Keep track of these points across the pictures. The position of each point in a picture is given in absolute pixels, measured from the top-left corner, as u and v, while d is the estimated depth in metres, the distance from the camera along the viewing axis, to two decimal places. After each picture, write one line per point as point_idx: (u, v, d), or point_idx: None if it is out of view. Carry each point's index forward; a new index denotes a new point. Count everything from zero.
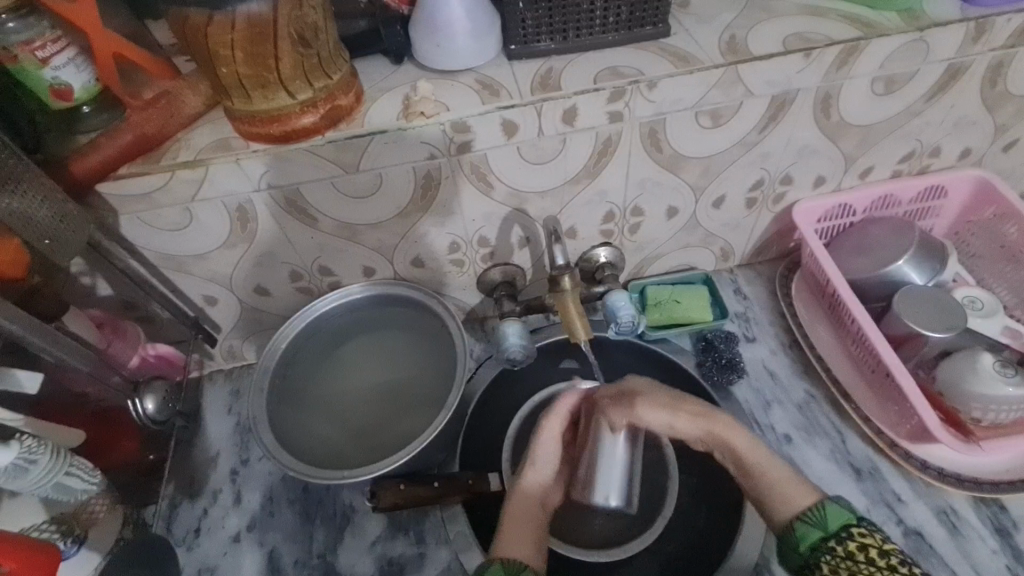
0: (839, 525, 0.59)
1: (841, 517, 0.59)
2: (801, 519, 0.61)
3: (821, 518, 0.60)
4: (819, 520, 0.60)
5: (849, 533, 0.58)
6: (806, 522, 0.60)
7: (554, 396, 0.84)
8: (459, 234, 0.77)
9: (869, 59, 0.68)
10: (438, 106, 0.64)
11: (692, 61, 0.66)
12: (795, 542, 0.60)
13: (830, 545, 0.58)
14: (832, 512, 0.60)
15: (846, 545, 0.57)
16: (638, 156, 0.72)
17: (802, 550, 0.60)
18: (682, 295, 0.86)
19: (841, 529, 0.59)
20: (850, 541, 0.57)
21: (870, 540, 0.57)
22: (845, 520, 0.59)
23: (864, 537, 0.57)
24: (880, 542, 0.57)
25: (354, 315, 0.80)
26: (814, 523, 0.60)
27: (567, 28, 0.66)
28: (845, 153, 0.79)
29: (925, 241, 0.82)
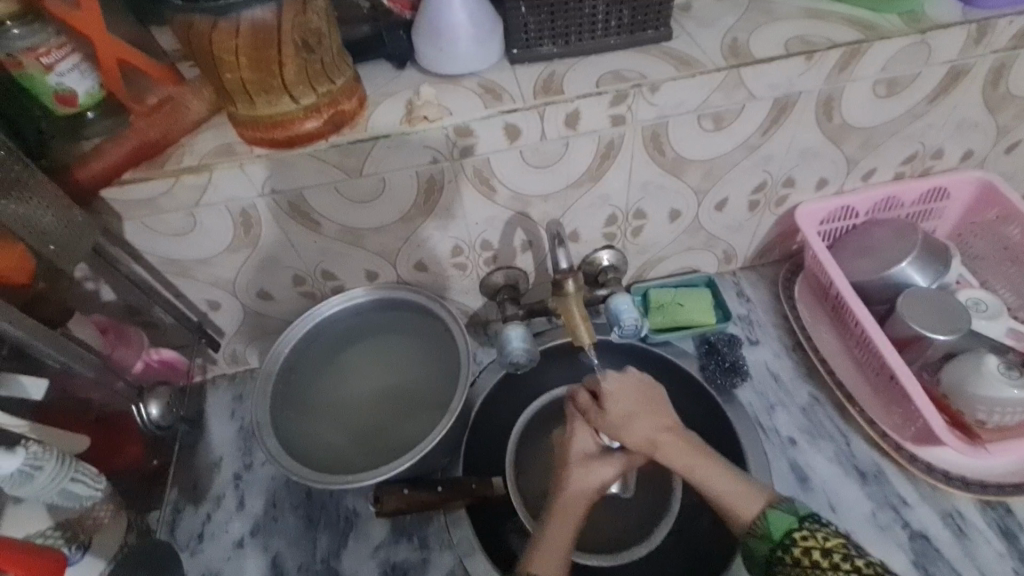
0: (782, 533, 0.57)
1: (784, 524, 0.58)
2: (750, 533, 0.59)
3: (765, 528, 0.59)
4: (765, 531, 0.58)
5: (792, 539, 0.57)
6: (754, 534, 0.59)
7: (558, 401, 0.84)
8: (461, 237, 0.77)
9: (870, 62, 0.68)
10: (441, 110, 0.64)
11: (694, 64, 0.66)
12: (751, 556, 0.60)
13: (779, 555, 0.57)
14: (775, 519, 0.58)
15: (792, 552, 0.56)
16: (641, 160, 0.72)
17: (761, 561, 0.59)
18: (685, 297, 0.86)
19: (784, 536, 0.57)
20: (795, 546, 0.56)
21: (812, 542, 0.55)
22: (787, 525, 0.58)
23: (806, 540, 0.56)
24: (823, 542, 0.55)
25: (358, 319, 0.80)
26: (761, 534, 0.59)
27: (569, 32, 0.67)
28: (847, 156, 0.79)
29: (927, 243, 0.81)
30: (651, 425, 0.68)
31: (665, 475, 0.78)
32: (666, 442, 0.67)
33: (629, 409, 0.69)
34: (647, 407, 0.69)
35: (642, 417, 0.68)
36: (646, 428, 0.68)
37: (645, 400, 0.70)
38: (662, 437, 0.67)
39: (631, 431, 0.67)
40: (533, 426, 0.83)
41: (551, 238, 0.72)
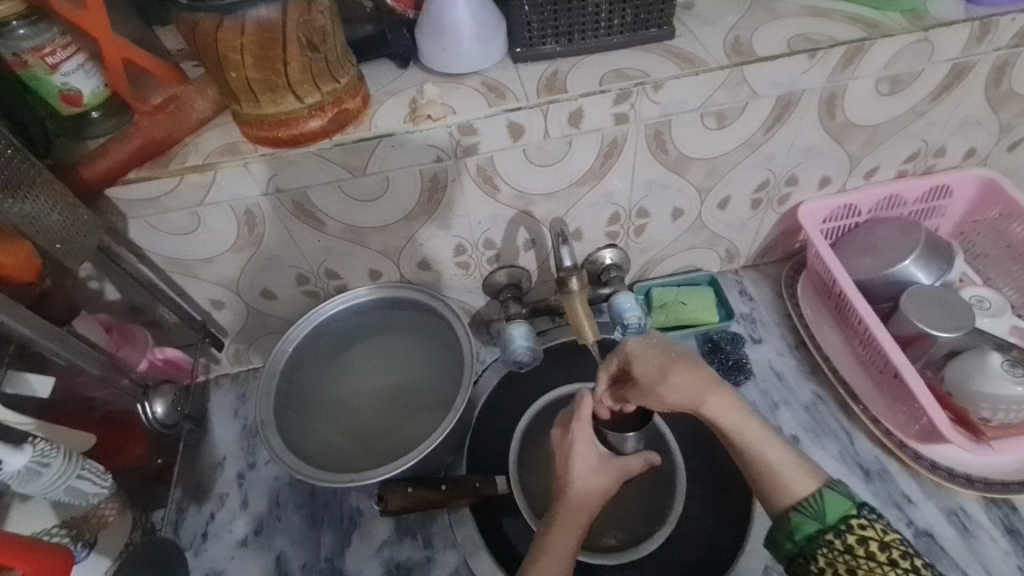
0: (838, 517, 0.57)
1: (842, 508, 0.57)
2: (797, 509, 0.58)
3: (819, 509, 0.57)
4: (818, 512, 0.57)
5: (848, 525, 0.56)
6: (803, 513, 0.58)
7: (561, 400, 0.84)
8: (464, 236, 0.77)
9: (874, 59, 0.68)
10: (444, 109, 0.64)
11: (697, 63, 0.66)
12: (790, 531, 0.59)
13: (826, 537, 0.56)
14: (830, 502, 0.57)
15: (844, 538, 0.56)
16: (644, 159, 0.73)
17: (798, 539, 0.58)
18: (687, 297, 0.86)
19: (839, 521, 0.56)
20: (849, 533, 0.56)
21: (870, 533, 0.55)
22: (845, 511, 0.57)
23: (863, 530, 0.56)
24: (881, 535, 0.55)
25: (361, 319, 0.80)
26: (812, 515, 0.57)
27: (572, 31, 0.67)
28: (850, 154, 0.79)
29: (931, 241, 0.81)
30: (692, 380, 0.62)
31: (667, 473, 0.78)
32: (710, 399, 0.62)
33: (663, 365, 0.63)
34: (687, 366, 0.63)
35: (678, 371, 0.62)
36: (689, 382, 0.62)
37: (677, 355, 0.64)
38: (706, 393, 0.62)
39: (671, 387, 0.62)
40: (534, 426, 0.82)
41: (556, 237, 0.72)
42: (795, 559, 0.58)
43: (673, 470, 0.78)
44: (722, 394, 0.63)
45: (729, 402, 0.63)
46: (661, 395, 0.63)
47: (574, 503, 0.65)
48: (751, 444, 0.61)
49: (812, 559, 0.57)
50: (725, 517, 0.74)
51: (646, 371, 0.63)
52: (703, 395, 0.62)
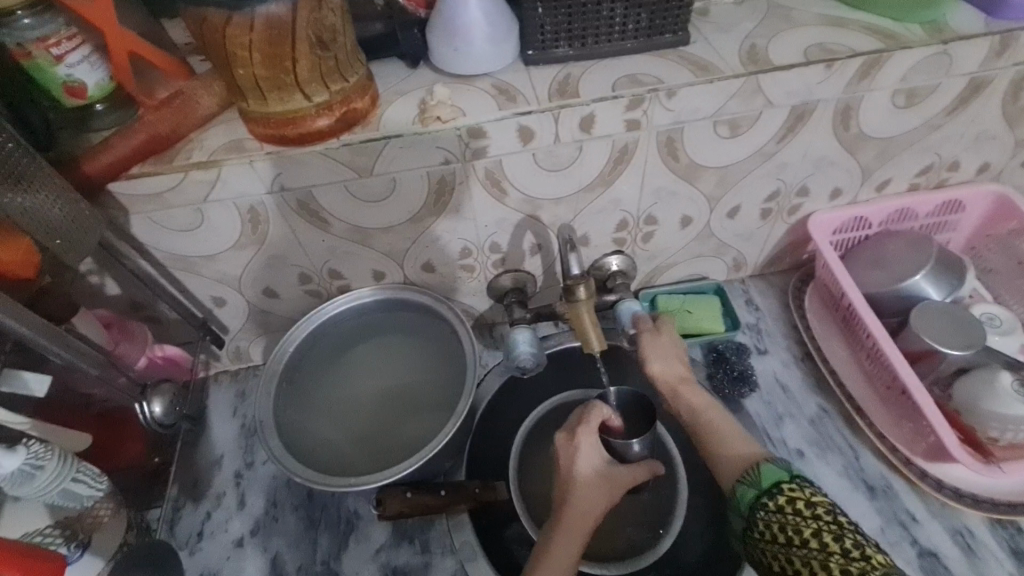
0: (771, 483, 0.56)
1: (773, 475, 0.56)
2: (740, 481, 0.58)
3: (756, 477, 0.57)
4: (754, 479, 0.57)
5: (779, 489, 0.55)
6: (744, 482, 0.58)
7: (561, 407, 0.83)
8: (470, 240, 0.76)
9: (891, 71, 0.67)
10: (455, 111, 0.63)
11: (712, 70, 0.65)
12: (737, 507, 0.58)
13: (762, 502, 0.55)
14: (765, 470, 0.57)
15: (776, 500, 0.54)
16: (655, 166, 0.72)
17: (743, 511, 0.57)
18: (694, 305, 0.87)
19: (772, 486, 0.56)
20: (780, 495, 0.54)
21: (798, 493, 0.54)
22: (777, 477, 0.56)
23: (792, 491, 0.54)
24: (809, 495, 0.53)
25: (362, 319, 0.79)
26: (750, 482, 0.57)
27: (586, 34, 0.66)
28: (863, 165, 0.78)
29: (942, 256, 0.80)
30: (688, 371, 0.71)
31: (668, 484, 0.78)
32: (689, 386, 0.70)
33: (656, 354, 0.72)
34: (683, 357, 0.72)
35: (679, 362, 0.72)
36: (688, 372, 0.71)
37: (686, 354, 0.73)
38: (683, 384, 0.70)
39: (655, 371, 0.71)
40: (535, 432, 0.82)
41: (563, 243, 0.71)
42: (745, 537, 0.56)
43: (674, 481, 0.77)
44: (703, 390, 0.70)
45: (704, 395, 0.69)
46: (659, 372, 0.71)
47: (578, 507, 0.65)
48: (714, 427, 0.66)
49: (754, 528, 0.55)
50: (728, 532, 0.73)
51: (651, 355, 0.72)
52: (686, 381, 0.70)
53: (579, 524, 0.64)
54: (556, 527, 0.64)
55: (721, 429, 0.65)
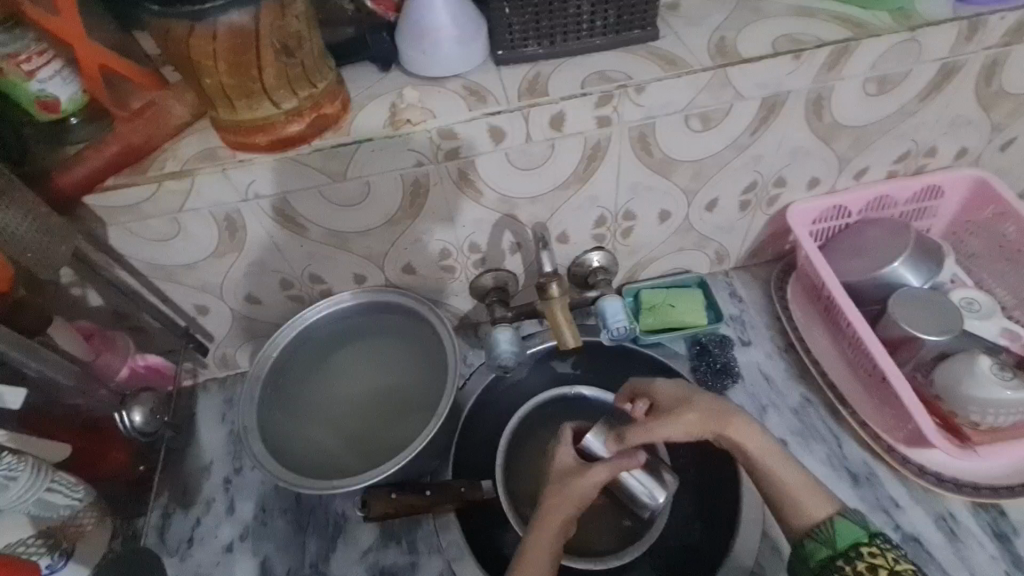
0: (846, 544, 0.58)
1: (851, 535, 0.59)
2: (810, 535, 0.60)
3: (830, 535, 0.59)
4: (828, 537, 0.59)
5: (858, 552, 0.58)
6: (816, 539, 0.60)
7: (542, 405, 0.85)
8: (449, 241, 0.77)
9: (860, 60, 0.67)
10: (424, 113, 0.63)
11: (680, 64, 0.65)
12: (805, 558, 0.60)
13: (837, 563, 0.58)
14: (842, 528, 0.59)
15: (854, 564, 0.57)
16: (629, 161, 0.72)
17: (812, 565, 0.60)
18: (676, 299, 0.87)
19: (849, 547, 0.58)
20: (859, 560, 0.57)
21: (880, 560, 0.56)
22: (855, 539, 0.59)
23: (873, 557, 0.57)
24: (891, 563, 0.56)
25: (345, 323, 0.80)
26: (823, 540, 0.59)
27: (554, 33, 0.66)
28: (839, 155, 0.78)
29: (921, 242, 0.80)
30: (721, 407, 0.67)
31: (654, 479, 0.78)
32: (737, 423, 0.65)
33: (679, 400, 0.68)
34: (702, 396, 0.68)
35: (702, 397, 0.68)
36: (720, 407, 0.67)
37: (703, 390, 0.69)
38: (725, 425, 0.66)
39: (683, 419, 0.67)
40: (519, 435, 0.83)
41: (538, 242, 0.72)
42: None
43: None
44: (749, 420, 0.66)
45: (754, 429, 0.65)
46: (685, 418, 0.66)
47: (552, 498, 0.66)
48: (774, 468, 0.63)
49: None
50: (713, 522, 0.73)
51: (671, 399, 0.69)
52: (725, 416, 0.66)
53: (558, 521, 0.64)
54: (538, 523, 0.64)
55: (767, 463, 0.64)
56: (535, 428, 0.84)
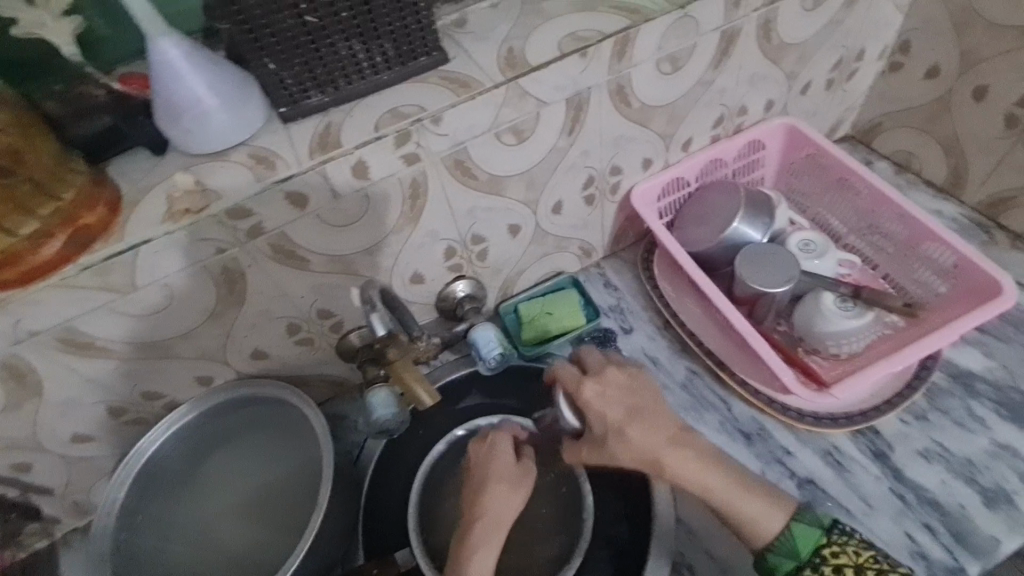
0: (810, 550, 0.59)
1: (811, 540, 0.60)
2: (773, 550, 0.60)
3: (792, 544, 0.60)
4: (791, 550, 0.60)
5: (822, 556, 0.59)
6: (778, 552, 0.60)
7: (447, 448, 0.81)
8: (293, 314, 0.71)
9: (645, 45, 0.68)
10: (207, 196, 0.57)
11: (472, 85, 0.63)
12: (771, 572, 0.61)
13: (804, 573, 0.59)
14: (802, 537, 0.60)
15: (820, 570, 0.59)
16: (454, 189, 0.69)
17: None
18: (553, 305, 0.86)
19: (812, 554, 0.59)
20: (824, 564, 0.59)
21: (844, 560, 0.58)
22: (816, 542, 0.60)
23: (837, 558, 0.58)
24: (855, 558, 0.58)
25: (202, 432, 0.73)
26: (786, 554, 0.60)
27: (334, 78, 0.61)
28: (659, 133, 0.80)
29: (753, 197, 0.84)
30: (659, 438, 0.62)
31: (577, 484, 0.76)
32: (673, 455, 0.61)
33: (623, 418, 0.63)
34: (650, 412, 0.64)
35: (639, 425, 0.62)
36: (660, 438, 0.62)
37: (643, 401, 0.65)
38: (667, 451, 0.61)
39: (630, 441, 0.62)
40: (433, 484, 0.78)
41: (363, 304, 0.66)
42: None
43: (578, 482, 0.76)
44: (693, 450, 0.62)
45: (700, 462, 0.61)
46: (620, 450, 0.62)
47: (488, 514, 0.63)
48: (723, 497, 0.61)
49: None
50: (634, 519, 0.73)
51: (608, 427, 0.63)
52: (660, 446, 0.62)
53: (486, 555, 0.61)
54: (459, 560, 0.61)
55: (707, 472, 0.61)
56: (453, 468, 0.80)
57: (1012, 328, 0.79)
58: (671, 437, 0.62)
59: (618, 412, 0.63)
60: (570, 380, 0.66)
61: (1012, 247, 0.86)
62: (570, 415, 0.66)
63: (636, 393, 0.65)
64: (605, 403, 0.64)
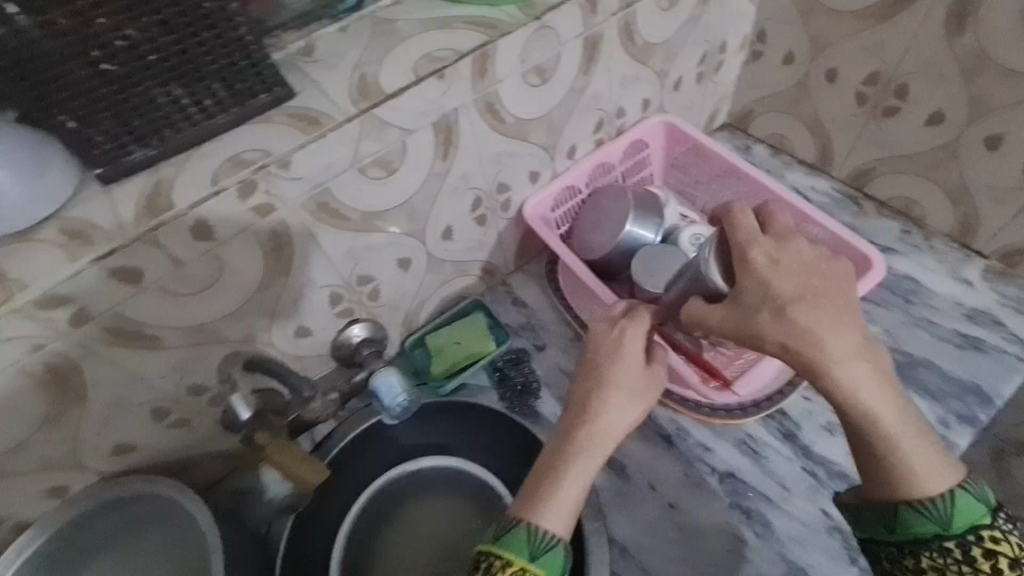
0: (966, 526, 0.48)
1: (974, 516, 0.48)
2: (919, 508, 0.49)
3: (947, 511, 0.48)
4: (946, 515, 0.48)
5: (978, 538, 0.48)
6: (928, 514, 0.49)
7: (375, 490, 0.81)
8: (157, 397, 0.62)
9: (506, 59, 0.65)
10: (8, 287, 0.48)
11: (322, 121, 0.57)
12: (902, 528, 0.50)
13: (948, 544, 0.48)
14: (966, 508, 0.48)
15: (969, 550, 0.48)
16: (325, 233, 0.63)
17: (908, 535, 0.50)
18: (460, 334, 0.82)
19: (967, 531, 0.48)
20: (977, 544, 0.48)
21: (1003, 548, 0.48)
22: (978, 518, 0.48)
23: (995, 543, 0.48)
24: (1013, 550, 0.48)
25: (59, 553, 0.62)
26: (939, 518, 0.48)
27: (158, 128, 0.53)
28: (540, 145, 0.78)
29: (642, 198, 0.84)
30: (835, 336, 0.49)
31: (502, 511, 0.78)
32: (845, 364, 0.49)
33: (806, 293, 0.51)
34: (833, 289, 0.51)
35: (811, 312, 0.49)
36: (832, 339, 0.49)
37: (826, 291, 0.51)
38: (842, 357, 0.49)
39: (795, 332, 0.49)
40: (360, 526, 0.80)
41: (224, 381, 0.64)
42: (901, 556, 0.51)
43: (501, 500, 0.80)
44: (865, 364, 0.49)
45: (876, 382, 0.49)
46: (766, 330, 0.50)
47: (600, 422, 0.57)
48: (864, 413, 0.49)
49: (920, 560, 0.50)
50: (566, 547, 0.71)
51: (773, 302, 0.51)
52: (820, 332, 0.49)
53: (586, 455, 0.55)
54: (564, 458, 0.56)
55: (863, 394, 0.49)
56: (370, 536, 0.79)
57: (888, 293, 0.84)
58: (844, 343, 0.49)
59: (791, 289, 0.51)
60: (745, 235, 0.55)
61: (881, 214, 0.91)
62: (719, 274, 0.57)
63: (825, 278, 0.51)
64: (777, 275, 0.52)
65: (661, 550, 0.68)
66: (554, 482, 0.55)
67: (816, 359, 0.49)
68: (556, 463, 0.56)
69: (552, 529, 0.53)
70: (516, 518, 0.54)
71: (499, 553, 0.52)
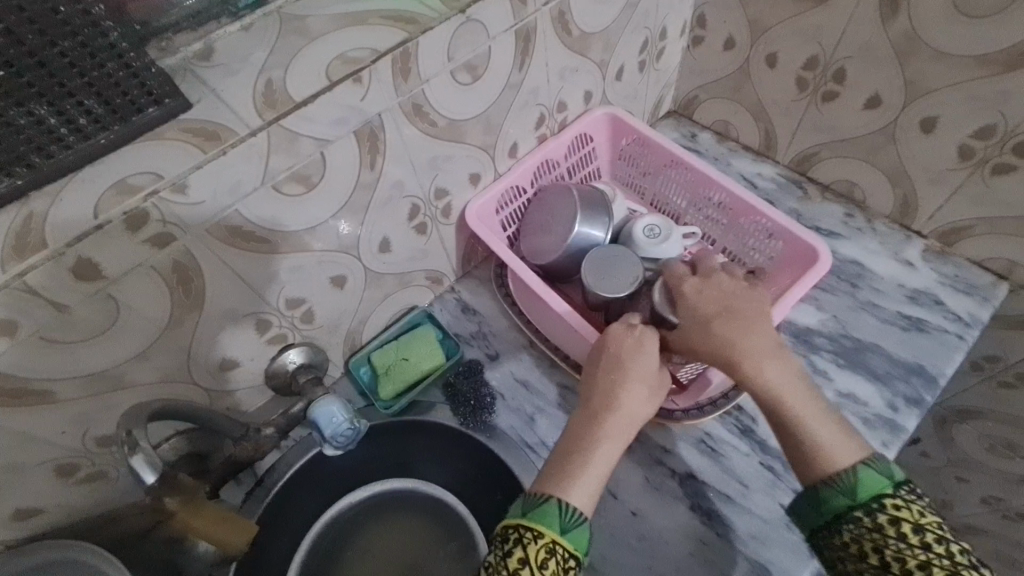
0: (870, 494, 0.49)
1: (874, 484, 0.49)
2: (827, 483, 0.50)
3: (851, 483, 0.49)
4: (849, 486, 0.49)
5: (881, 504, 0.48)
6: (833, 486, 0.50)
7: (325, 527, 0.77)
8: (62, 453, 0.56)
9: (430, 58, 0.59)
10: None
11: (222, 135, 0.51)
12: (818, 505, 0.51)
13: (858, 515, 0.48)
14: (867, 477, 0.49)
15: (875, 517, 0.48)
16: (243, 259, 0.57)
17: (823, 512, 0.50)
18: (408, 349, 0.76)
19: (871, 499, 0.48)
20: (881, 511, 0.48)
21: (906, 513, 0.47)
22: (879, 487, 0.49)
23: (898, 510, 0.47)
24: (917, 516, 0.47)
25: None
26: (844, 489, 0.49)
27: (22, 154, 0.45)
28: (478, 146, 0.74)
29: (588, 196, 0.81)
30: (751, 338, 0.56)
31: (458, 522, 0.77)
32: (761, 362, 0.54)
33: (716, 310, 0.59)
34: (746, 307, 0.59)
35: (725, 324, 0.57)
36: (748, 340, 0.56)
37: (740, 309, 0.58)
38: (758, 357, 0.55)
39: (715, 340, 0.56)
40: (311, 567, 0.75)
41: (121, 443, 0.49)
42: (821, 535, 0.51)
43: (458, 516, 0.77)
44: (780, 363, 0.55)
45: (784, 375, 0.54)
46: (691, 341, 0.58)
47: (620, 408, 0.56)
48: (784, 407, 0.54)
49: (835, 535, 0.50)
50: None
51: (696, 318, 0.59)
52: (737, 338, 0.56)
53: (612, 438, 0.54)
54: (586, 442, 0.54)
55: (770, 390, 0.54)
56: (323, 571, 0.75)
57: (834, 278, 0.85)
58: (757, 348, 0.55)
59: (712, 307, 0.59)
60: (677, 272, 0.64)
61: (824, 199, 0.91)
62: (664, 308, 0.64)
63: (739, 298, 0.59)
64: (698, 298, 0.60)
65: (625, 562, 0.66)
66: (572, 468, 0.52)
67: (729, 362, 0.55)
68: (581, 444, 0.54)
69: (579, 504, 0.50)
70: (544, 495, 0.51)
71: (529, 525, 0.48)
